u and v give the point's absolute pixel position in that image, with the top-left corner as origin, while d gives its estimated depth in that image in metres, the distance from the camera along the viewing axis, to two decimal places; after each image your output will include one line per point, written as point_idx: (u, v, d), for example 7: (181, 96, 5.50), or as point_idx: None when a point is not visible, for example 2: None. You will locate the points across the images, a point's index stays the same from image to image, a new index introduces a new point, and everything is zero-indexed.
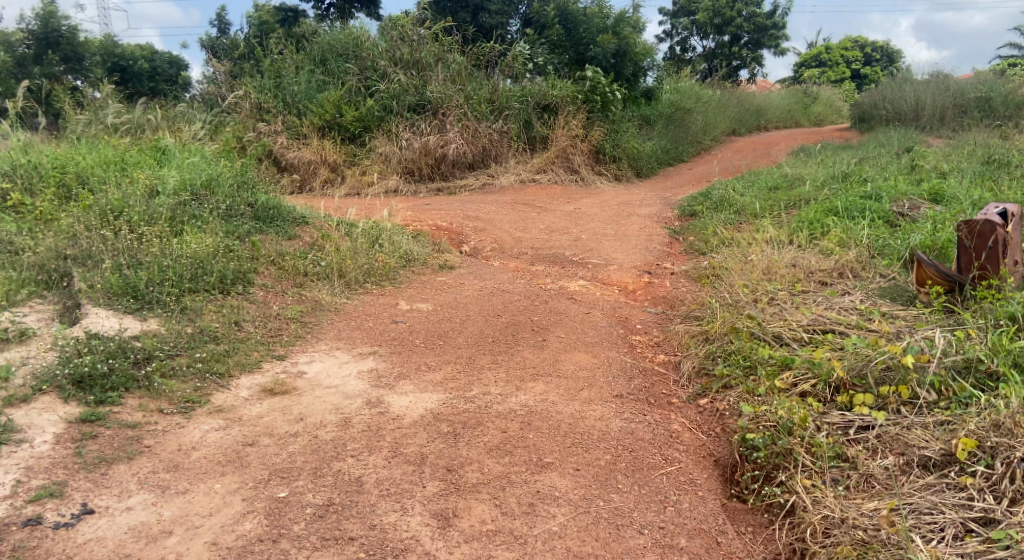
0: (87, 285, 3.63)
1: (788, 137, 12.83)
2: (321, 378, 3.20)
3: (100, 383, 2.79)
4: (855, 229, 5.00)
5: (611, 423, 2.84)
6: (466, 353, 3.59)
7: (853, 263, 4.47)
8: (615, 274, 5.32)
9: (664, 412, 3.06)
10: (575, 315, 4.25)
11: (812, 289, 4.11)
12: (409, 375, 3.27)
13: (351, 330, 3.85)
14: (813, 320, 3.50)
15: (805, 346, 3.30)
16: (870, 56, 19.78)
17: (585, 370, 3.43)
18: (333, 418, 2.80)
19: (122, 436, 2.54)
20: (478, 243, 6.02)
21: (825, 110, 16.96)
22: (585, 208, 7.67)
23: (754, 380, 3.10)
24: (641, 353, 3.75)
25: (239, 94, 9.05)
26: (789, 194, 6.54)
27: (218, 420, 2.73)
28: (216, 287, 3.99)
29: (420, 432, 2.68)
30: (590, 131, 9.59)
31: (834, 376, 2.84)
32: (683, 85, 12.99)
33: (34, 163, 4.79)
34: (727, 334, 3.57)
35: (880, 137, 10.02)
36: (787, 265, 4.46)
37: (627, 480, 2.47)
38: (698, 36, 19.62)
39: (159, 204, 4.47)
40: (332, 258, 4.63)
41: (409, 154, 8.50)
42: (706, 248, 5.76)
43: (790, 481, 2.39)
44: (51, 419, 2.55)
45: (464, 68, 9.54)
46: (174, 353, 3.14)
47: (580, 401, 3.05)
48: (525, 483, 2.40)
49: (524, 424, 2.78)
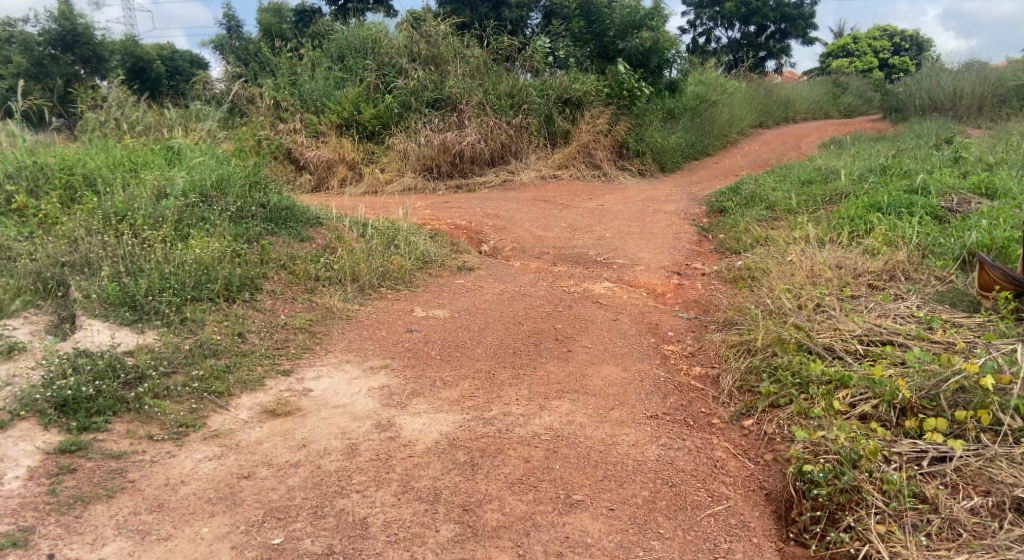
0: (83, 295, 3.41)
1: (818, 129, 12.34)
2: (328, 396, 2.95)
3: (85, 407, 2.55)
4: (903, 227, 4.62)
5: (646, 450, 2.55)
6: (485, 367, 3.30)
7: (904, 264, 4.10)
8: (643, 275, 5.00)
9: (706, 435, 2.77)
10: (602, 323, 3.94)
11: (862, 294, 3.76)
12: (423, 393, 3.00)
13: (362, 340, 3.58)
14: (867, 330, 3.17)
15: (862, 361, 2.99)
16: (898, 47, 18.59)
17: (614, 386, 3.12)
18: (338, 444, 2.54)
19: (104, 469, 2.29)
20: (498, 243, 5.75)
21: (855, 100, 16.32)
22: (608, 205, 7.34)
23: (806, 400, 2.79)
24: (674, 365, 3.44)
25: (257, 92, 8.85)
26: (825, 188, 6.17)
27: (213, 448, 2.48)
28: (221, 295, 3.76)
29: (433, 462, 2.41)
30: (613, 126, 9.21)
31: (899, 398, 2.54)
32: (709, 76, 12.61)
33: (40, 164, 4.58)
34: (771, 345, 3.24)
35: (917, 128, 9.49)
36: (831, 266, 4.11)
37: (669, 523, 2.19)
38: (723, 27, 19.20)
39: (166, 205, 4.25)
40: (344, 262, 4.38)
41: (427, 150, 8.23)
42: (740, 247, 5.41)
43: (860, 526, 2.12)
44: (27, 450, 2.32)
45: (483, 62, 9.21)
46: (169, 370, 2.90)
47: (611, 424, 2.76)
48: (551, 527, 2.13)
49: (550, 451, 2.50)
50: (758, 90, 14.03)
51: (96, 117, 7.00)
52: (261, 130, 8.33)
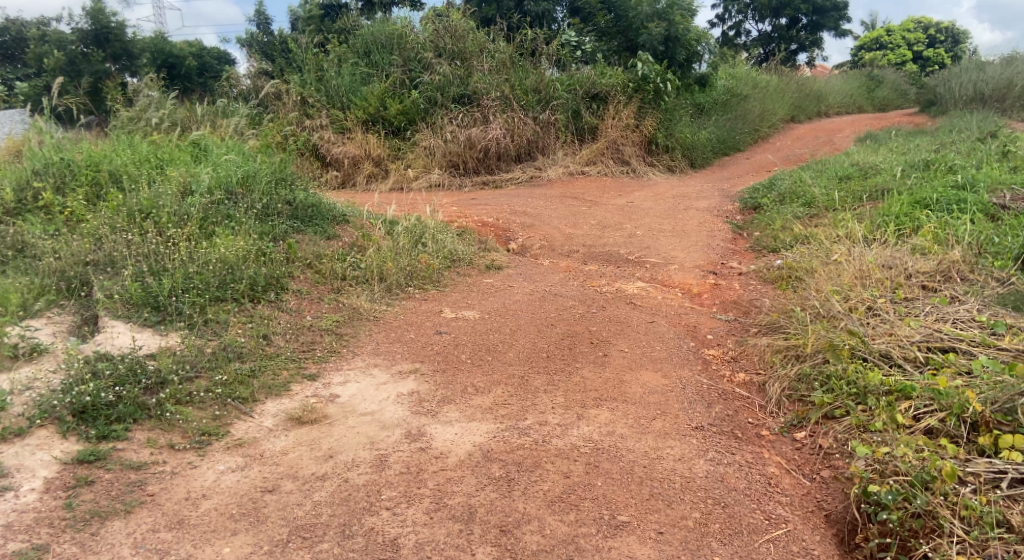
0: (106, 295, 3.31)
1: (853, 123, 11.98)
2: (355, 403, 2.82)
3: (105, 414, 2.45)
4: (954, 224, 4.37)
5: (695, 465, 2.40)
6: (518, 372, 3.15)
7: (959, 264, 3.86)
8: (677, 274, 4.82)
9: (756, 449, 2.60)
10: (638, 325, 3.77)
11: (918, 296, 3.54)
12: (453, 400, 2.86)
13: (390, 343, 3.45)
14: (926, 336, 2.97)
15: (924, 370, 2.79)
16: (933, 39, 17.78)
17: (655, 394, 2.96)
18: (367, 455, 2.41)
19: (122, 481, 2.18)
20: (527, 241, 5.60)
21: (890, 94, 15.86)
22: (638, 202, 7.15)
23: (864, 412, 2.62)
24: (717, 371, 3.26)
25: (283, 88, 8.77)
26: (865, 184, 5.92)
27: (236, 458, 2.37)
28: (246, 295, 3.65)
29: (467, 476, 2.28)
30: (642, 120, 8.98)
31: (969, 411, 2.37)
32: (739, 71, 12.34)
33: (66, 162, 4.51)
34: (822, 352, 3.04)
35: (958, 122, 9.14)
36: (881, 266, 3.88)
37: (725, 549, 2.04)
38: (753, 20, 18.81)
39: (191, 203, 4.16)
40: (371, 260, 4.26)
41: (454, 146, 8.12)
42: (779, 245, 5.20)
43: (937, 555, 1.96)
44: (44, 460, 2.22)
45: (509, 56, 9.03)
46: (192, 375, 2.80)
47: (653, 435, 2.60)
48: (597, 552, 1.98)
49: (591, 466, 2.35)
50: (790, 84, 13.67)
51: (123, 115, 6.96)
52: (287, 126, 8.25)
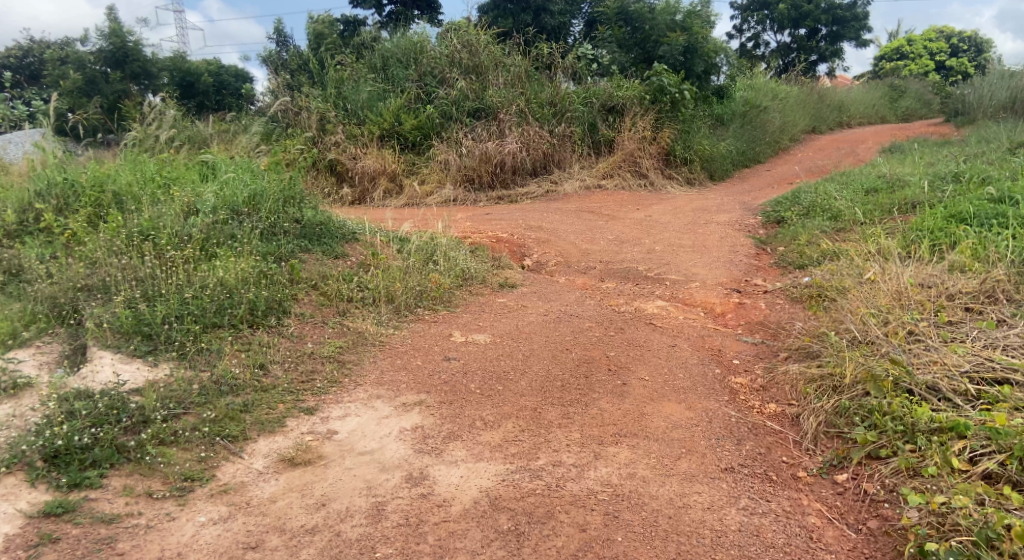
0: (96, 322, 3.13)
1: (876, 133, 11.62)
2: (355, 440, 2.60)
3: (78, 459, 2.26)
4: (995, 240, 4.08)
5: (726, 516, 2.16)
6: (531, 405, 2.91)
7: (1004, 282, 3.56)
8: (699, 292, 4.57)
9: (794, 494, 2.35)
10: (659, 350, 3.52)
11: (963, 319, 3.24)
12: (460, 437, 2.64)
13: (395, 371, 3.24)
14: (977, 364, 2.69)
15: (977, 405, 2.52)
16: (957, 48, 17.38)
17: (679, 429, 2.71)
18: (362, 502, 2.20)
19: (91, 538, 2.00)
20: (542, 257, 5.39)
21: (913, 103, 15.44)
22: (656, 215, 6.91)
23: (913, 453, 2.36)
24: (746, 402, 3.00)
25: (297, 103, 8.66)
26: (894, 196, 5.63)
27: (220, 509, 2.17)
28: (245, 320, 3.46)
29: (472, 530, 2.07)
30: (659, 132, 8.75)
31: None
32: (758, 81, 12.09)
33: (69, 181, 4.37)
34: (861, 383, 2.77)
35: (987, 131, 8.80)
36: (920, 286, 3.60)
37: None
38: (772, 31, 18.53)
39: (193, 224, 3.99)
40: (378, 281, 4.06)
41: (468, 160, 7.94)
42: (806, 261, 4.94)
43: None
44: (6, 514, 2.04)
45: (524, 70, 8.88)
46: (179, 412, 2.61)
47: (679, 478, 2.36)
48: None
49: (610, 517, 2.13)
50: (810, 95, 13.37)
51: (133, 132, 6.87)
52: (301, 142, 8.13)
